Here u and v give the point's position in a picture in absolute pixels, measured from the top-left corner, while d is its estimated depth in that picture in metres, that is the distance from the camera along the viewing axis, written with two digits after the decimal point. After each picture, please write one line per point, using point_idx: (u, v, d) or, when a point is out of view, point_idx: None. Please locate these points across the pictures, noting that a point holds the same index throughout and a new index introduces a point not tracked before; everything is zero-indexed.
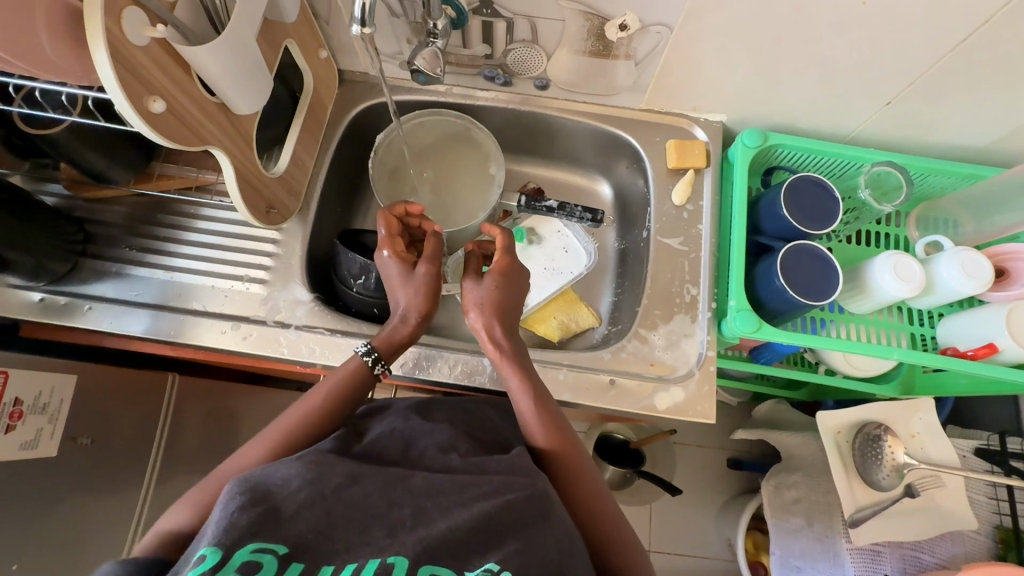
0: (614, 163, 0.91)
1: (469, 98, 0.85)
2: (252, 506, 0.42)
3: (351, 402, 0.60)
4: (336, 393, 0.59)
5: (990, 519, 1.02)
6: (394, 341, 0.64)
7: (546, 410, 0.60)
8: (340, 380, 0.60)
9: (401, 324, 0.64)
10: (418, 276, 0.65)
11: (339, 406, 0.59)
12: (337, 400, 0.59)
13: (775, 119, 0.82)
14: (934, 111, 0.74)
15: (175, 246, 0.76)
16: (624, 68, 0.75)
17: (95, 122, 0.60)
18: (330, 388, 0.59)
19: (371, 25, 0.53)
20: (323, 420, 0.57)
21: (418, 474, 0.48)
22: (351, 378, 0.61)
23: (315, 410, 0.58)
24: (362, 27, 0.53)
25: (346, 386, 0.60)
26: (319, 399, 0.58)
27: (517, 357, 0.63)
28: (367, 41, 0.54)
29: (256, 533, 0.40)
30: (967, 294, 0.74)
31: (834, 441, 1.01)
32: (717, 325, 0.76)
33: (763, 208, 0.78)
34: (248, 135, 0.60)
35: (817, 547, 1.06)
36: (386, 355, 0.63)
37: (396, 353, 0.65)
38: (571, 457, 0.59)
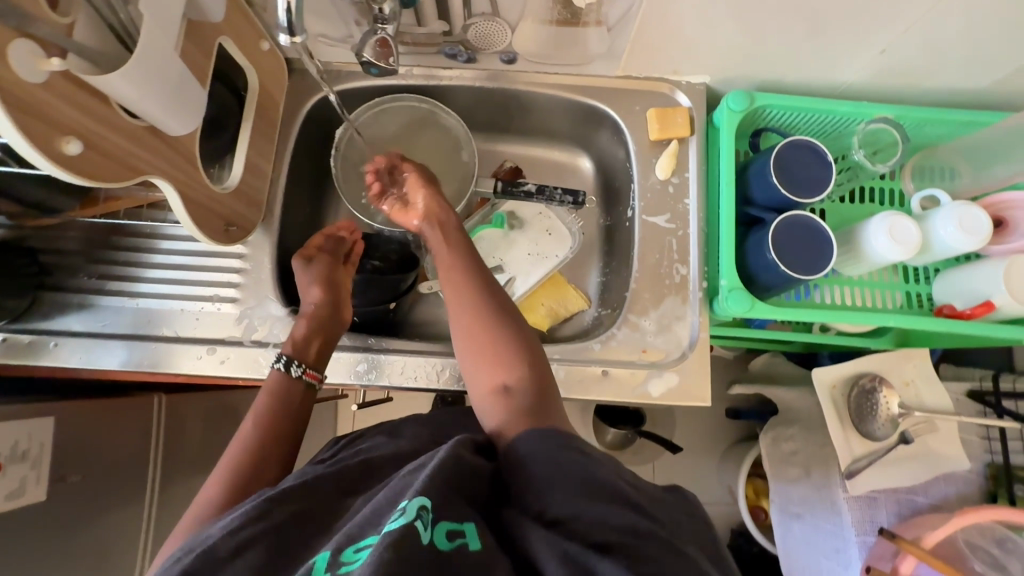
0: (594, 135, 0.85)
1: (431, 79, 0.78)
2: (185, 553, 0.38)
3: (295, 411, 0.59)
4: (275, 398, 0.58)
5: (983, 458, 1.04)
6: (303, 339, 0.64)
7: (468, 269, 0.60)
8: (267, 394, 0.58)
9: (304, 318, 0.66)
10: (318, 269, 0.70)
11: (273, 418, 0.56)
12: (280, 412, 0.57)
13: (762, 77, 0.76)
14: (932, 57, 0.69)
15: (137, 271, 0.73)
16: (596, 35, 0.69)
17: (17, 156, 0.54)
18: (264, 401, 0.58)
19: (302, 32, 0.47)
20: (277, 422, 0.56)
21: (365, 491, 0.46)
22: (276, 390, 0.59)
23: (263, 423, 0.55)
24: (292, 36, 0.46)
25: (285, 396, 0.59)
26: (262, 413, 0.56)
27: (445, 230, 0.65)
28: (300, 49, 0.48)
29: (187, 573, 0.36)
30: (965, 250, 0.72)
31: (830, 396, 1.01)
32: (709, 304, 0.73)
33: (752, 175, 0.73)
34: (191, 153, 0.55)
35: (816, 496, 1.08)
36: (298, 353, 0.62)
37: (313, 355, 0.64)
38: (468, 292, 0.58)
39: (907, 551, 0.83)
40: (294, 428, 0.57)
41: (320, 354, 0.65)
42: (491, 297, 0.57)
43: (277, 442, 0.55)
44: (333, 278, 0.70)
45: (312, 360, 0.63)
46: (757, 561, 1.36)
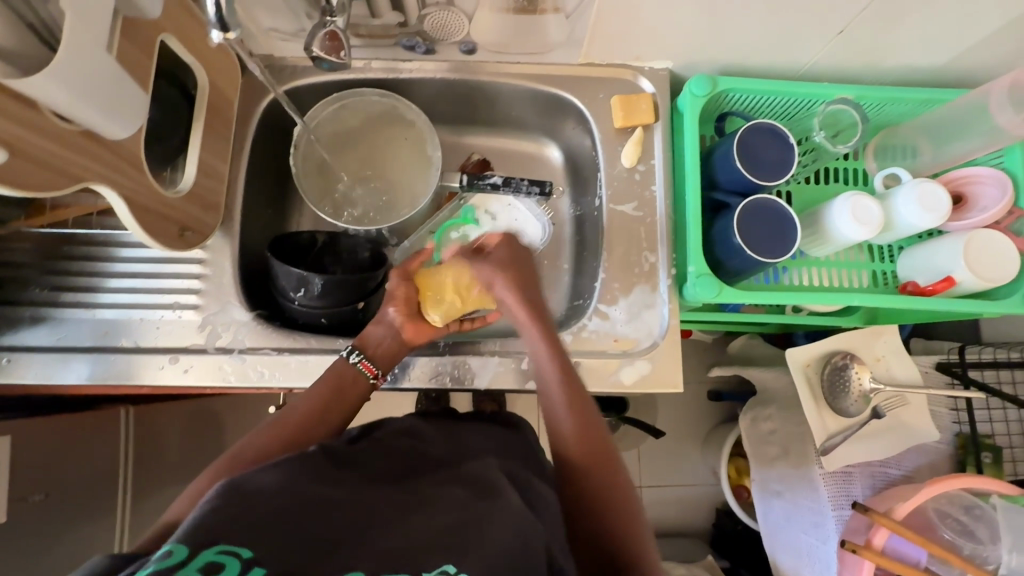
0: (560, 124, 0.84)
1: (392, 72, 0.77)
2: (224, 507, 0.40)
3: (346, 405, 0.62)
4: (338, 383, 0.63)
5: (952, 429, 1.06)
6: (371, 338, 0.67)
7: (552, 344, 0.62)
8: (335, 380, 0.63)
9: (379, 320, 0.68)
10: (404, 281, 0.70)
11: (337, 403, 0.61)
12: (337, 407, 0.61)
13: (724, 60, 0.76)
14: (888, 35, 0.69)
15: (93, 281, 0.70)
16: (555, 22, 0.68)
17: None
18: (322, 387, 0.62)
19: (235, 28, 0.44)
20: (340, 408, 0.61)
21: (384, 493, 0.47)
22: (339, 378, 0.63)
23: (319, 406, 0.60)
24: (225, 33, 0.44)
25: (342, 391, 0.62)
26: (317, 398, 0.61)
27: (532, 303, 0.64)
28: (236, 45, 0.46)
29: (221, 534, 0.38)
30: (926, 227, 0.73)
31: (803, 375, 1.03)
32: (679, 290, 0.74)
33: (717, 160, 0.73)
34: (136, 158, 0.53)
35: (793, 473, 1.10)
36: (361, 343, 0.66)
37: (374, 353, 0.66)
38: (571, 383, 0.61)
39: (878, 523, 0.85)
40: (339, 419, 0.61)
41: (382, 354, 0.67)
42: (586, 395, 0.61)
43: (325, 425, 0.60)
44: (434, 305, 0.69)
45: (370, 354, 0.66)
46: (740, 538, 1.39)
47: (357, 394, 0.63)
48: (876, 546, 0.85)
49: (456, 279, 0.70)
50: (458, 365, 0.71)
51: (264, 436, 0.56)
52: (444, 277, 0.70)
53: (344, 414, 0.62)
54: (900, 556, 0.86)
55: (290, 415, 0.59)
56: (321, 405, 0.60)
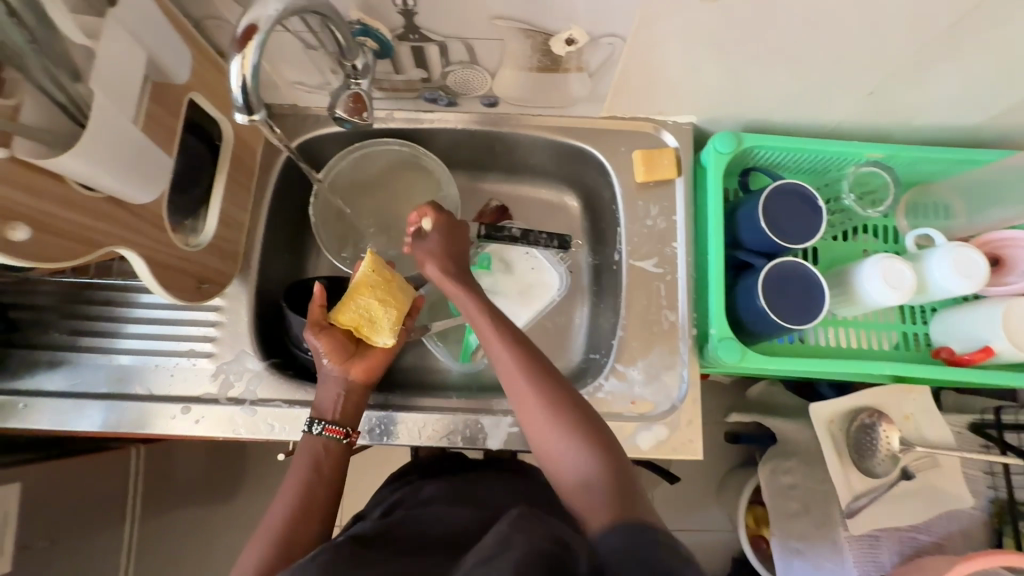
0: (580, 174, 0.83)
1: (412, 122, 0.77)
2: None
3: (328, 481, 0.57)
4: (311, 462, 0.58)
5: (987, 494, 1.01)
6: (325, 400, 0.63)
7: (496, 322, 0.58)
8: (306, 458, 0.59)
9: (324, 379, 0.64)
10: (321, 332, 0.63)
11: (318, 476, 0.57)
12: (314, 481, 0.57)
13: (750, 117, 0.75)
14: (922, 96, 0.67)
15: (112, 326, 0.71)
16: (578, 80, 0.68)
17: None
18: (297, 473, 0.57)
19: (261, 110, 0.44)
20: (319, 480, 0.57)
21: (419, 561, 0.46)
22: (313, 454, 0.59)
23: (300, 497, 0.55)
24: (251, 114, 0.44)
25: (319, 466, 0.58)
26: (294, 486, 0.56)
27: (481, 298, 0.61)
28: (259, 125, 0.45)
29: None
30: (961, 294, 0.70)
31: (827, 432, 0.99)
32: (699, 350, 0.71)
33: (741, 218, 0.71)
34: (158, 218, 0.53)
35: (816, 534, 1.05)
36: (320, 411, 0.62)
37: (337, 413, 0.62)
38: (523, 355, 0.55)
39: None
40: (327, 500, 0.56)
41: (347, 407, 0.63)
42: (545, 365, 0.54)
43: (311, 502, 0.55)
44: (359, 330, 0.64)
45: (335, 416, 0.62)
46: None
47: (335, 459, 0.59)
48: None
49: (375, 293, 0.65)
50: (471, 426, 0.69)
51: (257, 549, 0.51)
52: (362, 300, 0.64)
53: (329, 490, 0.57)
54: None
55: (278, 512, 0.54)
56: (299, 488, 0.56)
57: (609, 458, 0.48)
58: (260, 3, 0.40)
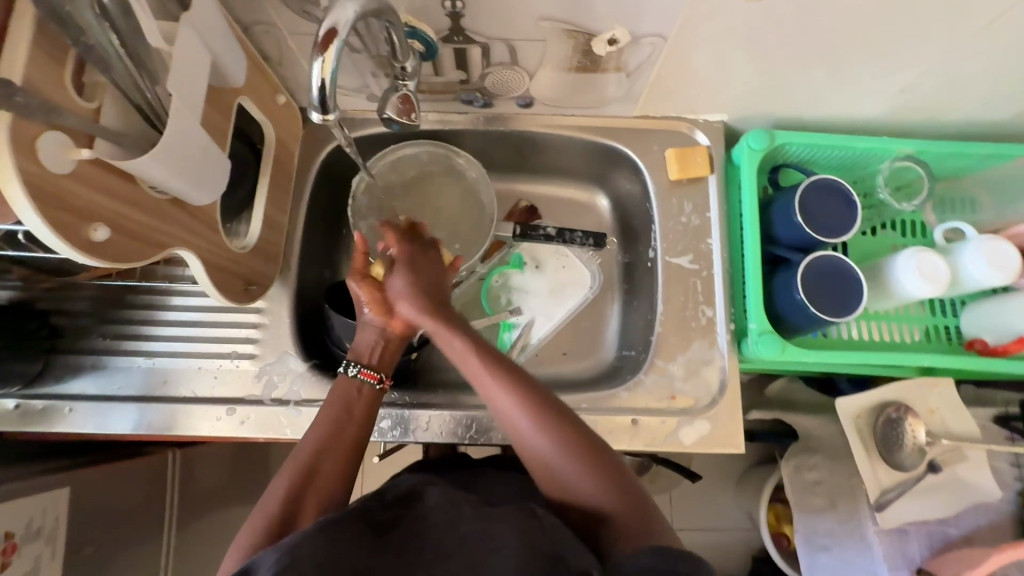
0: (611, 173, 0.84)
1: (447, 124, 0.78)
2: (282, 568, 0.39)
3: (359, 421, 0.57)
4: (342, 401, 0.58)
5: (1013, 486, 1.01)
6: (362, 346, 0.63)
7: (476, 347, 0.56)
8: (337, 398, 0.58)
9: (364, 326, 0.64)
10: (364, 280, 0.64)
11: (350, 420, 0.56)
12: (346, 421, 0.56)
13: (781, 114, 0.76)
14: (953, 92, 0.69)
15: (151, 328, 0.71)
16: (615, 80, 0.69)
17: (39, 250, 0.53)
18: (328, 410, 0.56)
19: (336, 109, 0.47)
20: (353, 422, 0.56)
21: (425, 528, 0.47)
22: (343, 394, 0.58)
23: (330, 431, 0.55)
24: (324, 115, 0.47)
25: (350, 407, 0.58)
26: (323, 422, 0.55)
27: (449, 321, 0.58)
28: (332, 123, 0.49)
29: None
30: (992, 285, 0.71)
31: (854, 426, 1.00)
32: (737, 345, 0.72)
33: (776, 214, 0.72)
34: (213, 220, 0.54)
35: (843, 528, 1.06)
36: (354, 355, 0.62)
37: (373, 360, 0.62)
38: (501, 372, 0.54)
39: None
40: (354, 437, 0.55)
41: (384, 355, 0.63)
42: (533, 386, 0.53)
43: (344, 443, 0.54)
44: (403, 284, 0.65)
45: (372, 362, 0.62)
46: None
47: (367, 402, 0.59)
48: None
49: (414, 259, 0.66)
50: None
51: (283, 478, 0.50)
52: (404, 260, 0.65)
53: (359, 430, 0.56)
54: None
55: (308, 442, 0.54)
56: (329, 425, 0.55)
57: (612, 472, 0.50)
58: (339, 7, 0.42)
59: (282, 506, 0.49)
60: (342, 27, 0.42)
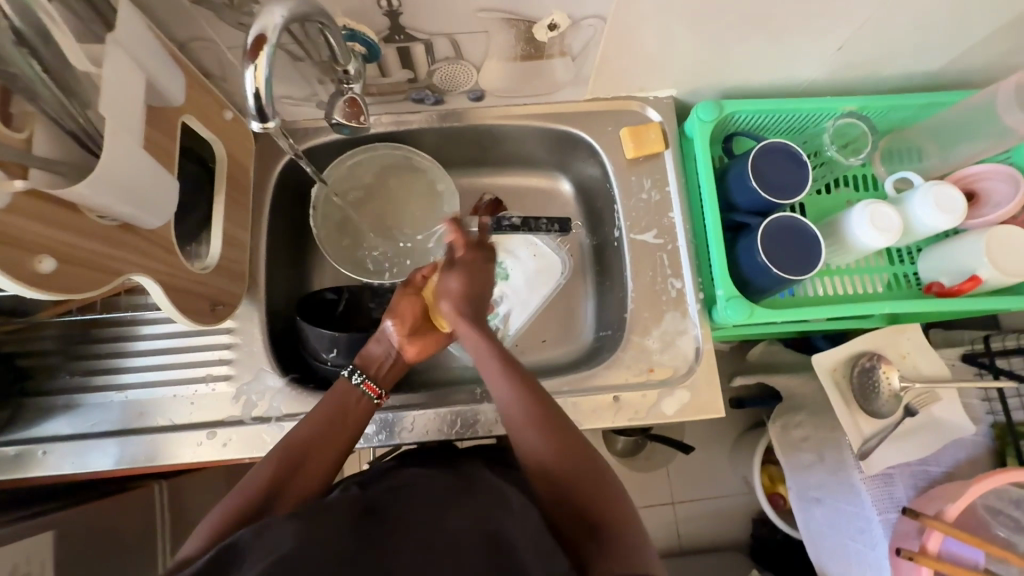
0: (571, 159, 0.85)
1: (402, 124, 0.78)
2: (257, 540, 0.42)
3: (349, 430, 0.60)
4: (337, 405, 0.60)
5: (987, 420, 1.05)
6: (373, 357, 0.66)
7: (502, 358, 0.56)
8: (333, 402, 0.60)
9: (381, 338, 0.68)
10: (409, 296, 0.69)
11: (341, 427, 0.59)
12: (338, 425, 0.59)
13: (727, 84, 0.78)
14: (886, 48, 0.71)
15: (120, 361, 0.70)
16: (562, 64, 0.69)
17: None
18: (323, 412, 0.59)
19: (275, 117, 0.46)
20: (343, 428, 0.59)
21: (406, 501, 0.50)
22: (340, 399, 0.61)
23: (320, 433, 0.57)
24: (264, 124, 0.46)
25: (345, 413, 0.60)
26: (316, 423, 0.58)
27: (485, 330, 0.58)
28: (273, 132, 0.48)
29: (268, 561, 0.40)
30: (942, 228, 0.73)
31: (831, 380, 1.03)
32: (708, 313, 0.74)
33: (732, 181, 0.74)
34: (169, 243, 0.54)
35: (833, 479, 1.09)
36: (363, 363, 0.65)
37: (378, 372, 0.66)
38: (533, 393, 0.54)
39: (934, 527, 0.82)
40: (343, 443, 0.59)
41: (386, 373, 0.66)
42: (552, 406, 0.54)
43: (330, 446, 0.57)
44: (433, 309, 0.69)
45: (374, 373, 0.65)
46: (782, 547, 1.37)
47: (361, 412, 0.61)
48: (932, 551, 0.82)
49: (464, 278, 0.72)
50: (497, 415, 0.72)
51: (267, 468, 0.54)
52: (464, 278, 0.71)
53: (346, 437, 0.59)
54: (959, 561, 0.83)
55: (298, 437, 0.57)
56: (320, 427, 0.58)
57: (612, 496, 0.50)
58: (264, 13, 0.42)
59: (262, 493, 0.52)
60: (270, 33, 0.42)
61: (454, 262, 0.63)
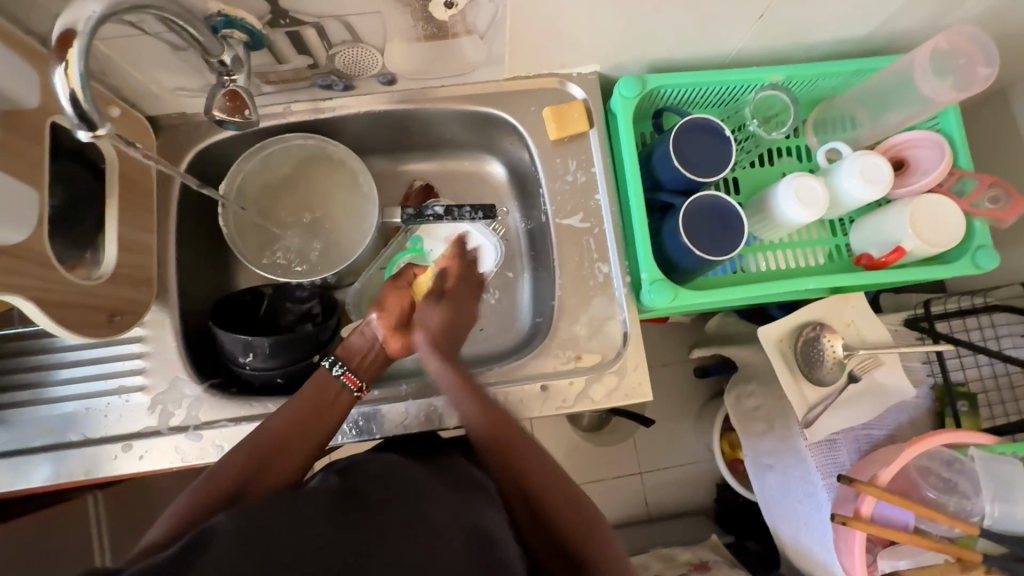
0: (497, 140, 0.82)
1: (315, 111, 0.74)
2: (233, 519, 0.40)
3: (327, 427, 0.57)
4: (316, 395, 0.58)
5: (927, 382, 1.07)
6: (355, 349, 0.63)
7: (469, 392, 0.57)
8: (313, 392, 0.58)
9: (364, 329, 0.64)
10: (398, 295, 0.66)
11: (319, 419, 0.57)
12: (317, 416, 0.57)
13: (651, 58, 0.75)
14: (808, 15, 0.69)
15: (29, 377, 0.67)
16: (471, 43, 0.65)
17: None
18: (302, 406, 0.56)
19: (104, 123, 0.44)
20: (320, 421, 0.57)
21: (385, 480, 0.48)
22: (320, 389, 0.58)
23: (297, 424, 0.55)
24: (93, 131, 0.44)
25: (323, 403, 0.58)
26: (293, 417, 0.55)
27: (450, 361, 0.59)
28: (106, 138, 0.46)
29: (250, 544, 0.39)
30: (868, 200, 0.72)
31: (777, 351, 1.04)
32: (635, 296, 0.73)
33: (656, 160, 0.72)
34: (43, 256, 0.51)
35: (782, 446, 1.10)
36: (344, 353, 0.61)
37: (359, 363, 0.62)
38: (502, 424, 0.55)
39: (868, 492, 0.83)
40: (318, 439, 0.56)
41: (369, 363, 0.63)
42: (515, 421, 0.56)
43: (306, 438, 0.55)
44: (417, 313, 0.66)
45: (356, 363, 0.62)
46: (742, 511, 1.40)
47: (340, 410, 0.59)
48: (866, 515, 0.84)
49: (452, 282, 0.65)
50: (423, 408, 0.70)
51: (238, 460, 0.51)
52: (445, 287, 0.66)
53: (324, 428, 0.57)
54: (889, 522, 0.86)
55: (275, 428, 0.54)
56: (298, 418, 0.55)
57: (584, 512, 0.52)
58: (76, 5, 0.40)
59: (234, 484, 0.50)
60: (80, 26, 0.40)
61: (443, 294, 0.63)
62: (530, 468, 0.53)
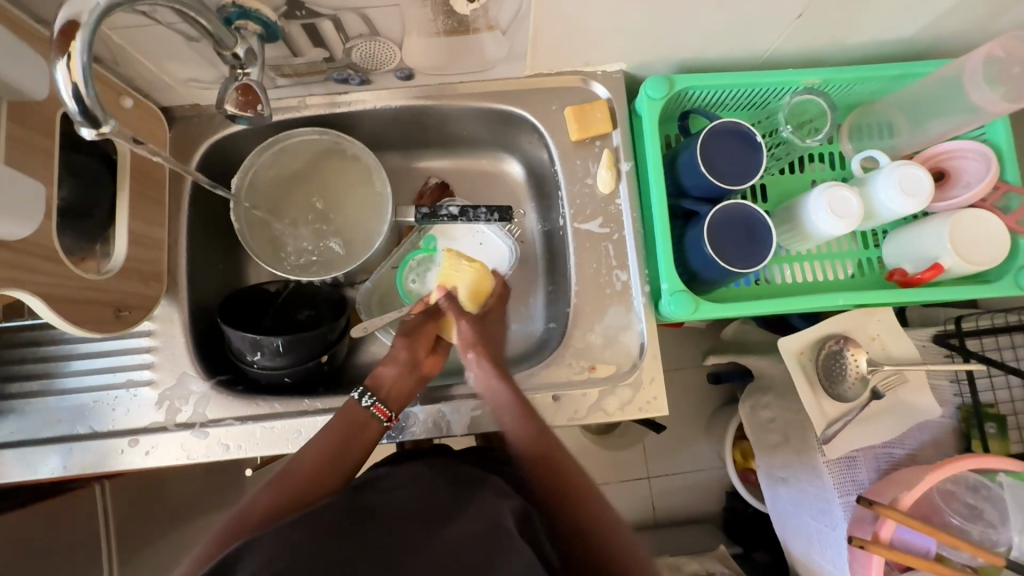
0: (515, 138, 0.79)
1: (330, 105, 0.72)
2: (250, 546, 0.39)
3: (353, 459, 0.54)
4: (344, 427, 0.56)
5: (954, 402, 1.03)
6: (383, 378, 0.60)
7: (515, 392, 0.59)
8: (341, 424, 0.56)
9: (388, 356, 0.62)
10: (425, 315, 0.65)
11: (347, 452, 0.54)
12: (345, 450, 0.54)
13: (680, 57, 0.71)
14: (848, 17, 0.65)
15: (39, 367, 0.67)
16: (492, 39, 0.63)
17: None
18: (327, 439, 0.54)
19: (107, 120, 0.43)
20: (347, 452, 0.54)
21: (402, 496, 0.46)
22: (348, 422, 0.56)
23: (326, 458, 0.53)
24: (96, 128, 0.43)
25: (351, 436, 0.55)
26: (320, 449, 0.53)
27: (500, 371, 0.60)
28: (110, 135, 0.45)
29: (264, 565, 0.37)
30: (907, 212, 0.68)
31: (798, 364, 1.00)
32: (654, 306, 0.70)
33: (681, 165, 0.69)
34: (52, 251, 0.50)
35: (798, 460, 1.07)
36: (373, 384, 0.59)
37: (391, 392, 0.60)
38: (548, 434, 0.55)
39: (888, 516, 0.80)
40: (348, 472, 0.54)
41: (400, 391, 0.60)
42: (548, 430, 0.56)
43: (334, 472, 0.52)
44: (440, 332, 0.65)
45: (386, 391, 0.59)
46: (751, 521, 1.37)
47: (367, 441, 0.56)
48: (884, 539, 0.81)
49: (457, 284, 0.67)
50: (430, 414, 0.68)
51: (268, 496, 0.49)
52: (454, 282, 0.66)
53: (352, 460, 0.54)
54: (910, 548, 0.83)
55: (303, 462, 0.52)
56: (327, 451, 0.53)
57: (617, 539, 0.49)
58: None
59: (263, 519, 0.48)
60: (84, 16, 0.38)
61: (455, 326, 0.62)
62: (573, 489, 0.52)
